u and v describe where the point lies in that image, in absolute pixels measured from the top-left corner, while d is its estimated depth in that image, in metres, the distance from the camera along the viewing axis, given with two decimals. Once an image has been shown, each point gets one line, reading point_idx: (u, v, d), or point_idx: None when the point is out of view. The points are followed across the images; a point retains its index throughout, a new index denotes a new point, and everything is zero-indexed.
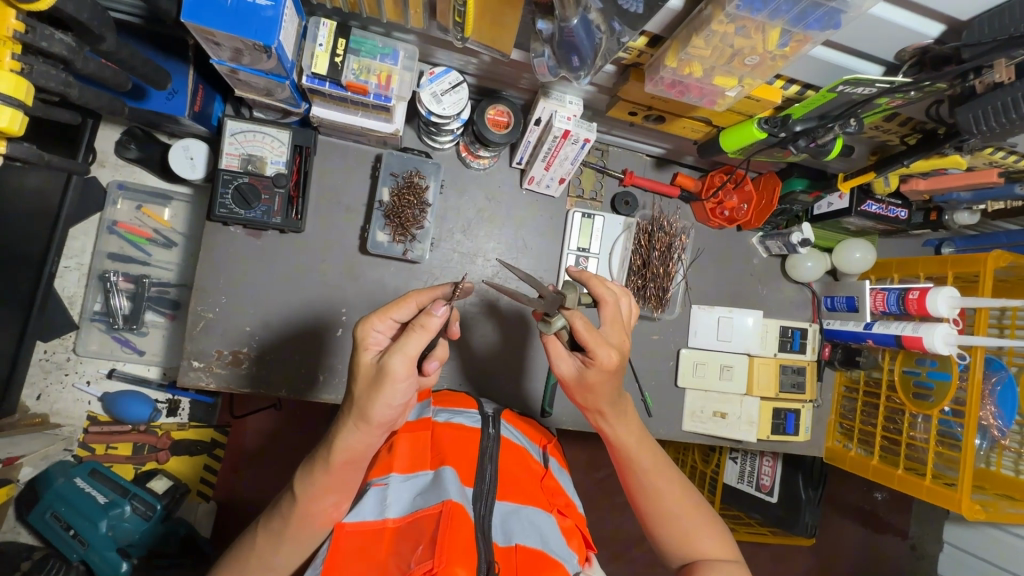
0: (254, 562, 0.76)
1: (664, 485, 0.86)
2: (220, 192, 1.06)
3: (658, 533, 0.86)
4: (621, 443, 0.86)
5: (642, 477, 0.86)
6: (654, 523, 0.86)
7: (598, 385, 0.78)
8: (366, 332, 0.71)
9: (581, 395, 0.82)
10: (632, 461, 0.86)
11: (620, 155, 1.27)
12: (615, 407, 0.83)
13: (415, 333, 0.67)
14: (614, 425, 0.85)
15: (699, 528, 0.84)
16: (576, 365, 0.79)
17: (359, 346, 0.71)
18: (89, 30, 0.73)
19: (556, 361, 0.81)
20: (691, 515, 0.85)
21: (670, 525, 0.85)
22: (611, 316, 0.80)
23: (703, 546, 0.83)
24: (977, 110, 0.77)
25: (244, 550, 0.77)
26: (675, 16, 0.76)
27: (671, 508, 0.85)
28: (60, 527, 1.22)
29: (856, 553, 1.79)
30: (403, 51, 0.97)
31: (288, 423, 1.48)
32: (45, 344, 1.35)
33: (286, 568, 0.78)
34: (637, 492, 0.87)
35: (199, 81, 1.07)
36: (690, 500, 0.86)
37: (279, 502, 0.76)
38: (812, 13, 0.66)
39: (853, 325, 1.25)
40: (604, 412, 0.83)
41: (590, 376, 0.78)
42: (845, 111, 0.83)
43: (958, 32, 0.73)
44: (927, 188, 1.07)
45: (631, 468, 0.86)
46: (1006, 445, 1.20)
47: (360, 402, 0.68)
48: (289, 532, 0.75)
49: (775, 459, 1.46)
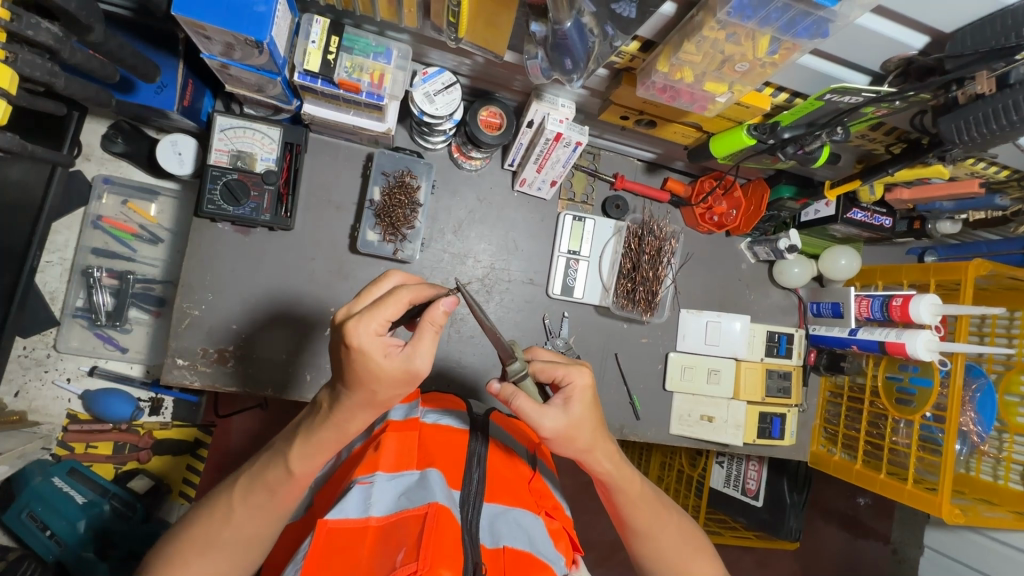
0: (227, 535, 0.75)
1: (658, 525, 0.87)
2: (208, 188, 1.05)
3: (652, 570, 0.89)
4: (616, 483, 0.84)
5: (639, 517, 0.87)
6: (648, 561, 0.89)
7: (585, 418, 0.78)
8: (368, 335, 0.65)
9: (564, 444, 0.79)
10: (631, 500, 0.86)
11: (611, 159, 1.28)
12: (603, 444, 0.81)
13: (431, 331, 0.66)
14: (609, 469, 0.83)
15: (691, 556, 0.89)
16: (560, 411, 0.77)
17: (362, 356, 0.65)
18: (77, 20, 0.73)
19: (539, 420, 0.76)
20: (685, 547, 0.89)
21: (663, 561, 0.88)
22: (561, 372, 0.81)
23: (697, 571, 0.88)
24: (960, 120, 0.79)
25: (215, 524, 0.75)
26: (668, 21, 0.78)
27: (667, 544, 0.88)
28: (36, 527, 1.21)
29: (840, 558, 1.80)
30: (397, 50, 0.97)
31: (272, 423, 1.46)
32: (25, 339, 1.33)
33: (263, 543, 0.78)
34: (633, 533, 0.88)
35: (189, 75, 1.06)
36: (681, 533, 0.89)
37: (262, 473, 0.76)
38: (801, 20, 0.67)
39: (838, 330, 1.27)
40: (595, 456, 0.81)
41: (577, 411, 0.77)
42: (832, 120, 0.85)
43: (941, 43, 0.74)
44: (911, 197, 1.09)
45: (629, 509, 0.86)
46: (985, 450, 1.24)
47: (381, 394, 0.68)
48: (270, 501, 0.75)
49: (760, 463, 1.48)
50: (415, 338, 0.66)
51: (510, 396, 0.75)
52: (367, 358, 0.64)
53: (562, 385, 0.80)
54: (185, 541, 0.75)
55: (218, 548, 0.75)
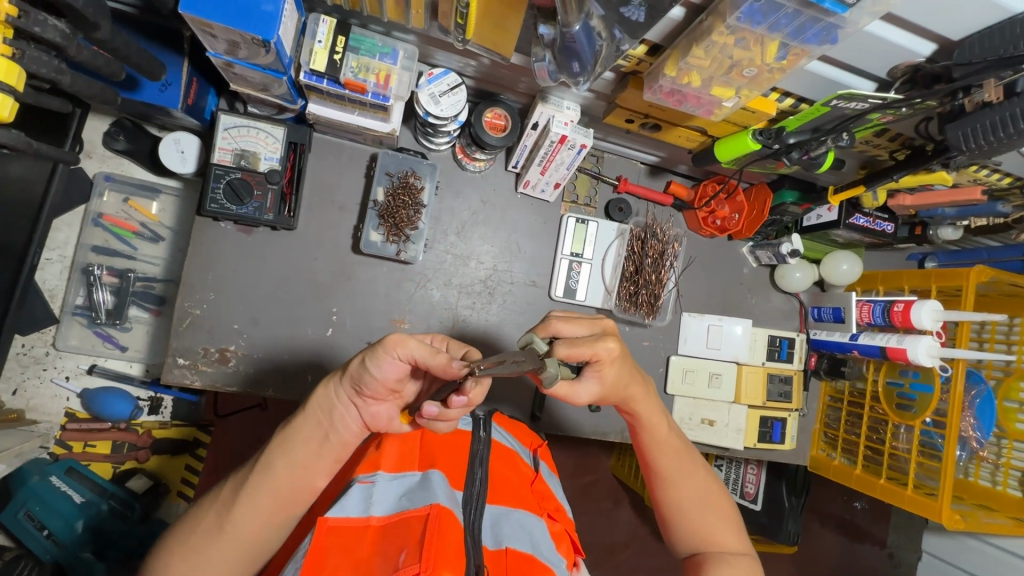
0: (207, 522, 0.74)
1: (684, 475, 0.90)
2: (211, 187, 1.04)
3: (675, 524, 0.90)
4: (647, 427, 0.89)
5: (666, 463, 0.90)
6: (671, 514, 0.90)
7: (618, 378, 0.80)
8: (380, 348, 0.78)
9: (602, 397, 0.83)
10: (659, 444, 0.90)
11: (614, 162, 1.28)
12: (638, 392, 0.85)
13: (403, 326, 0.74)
14: (643, 411, 0.87)
15: (716, 520, 0.88)
16: (593, 383, 0.78)
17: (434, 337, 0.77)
18: (84, 17, 0.72)
19: (574, 398, 0.78)
20: (708, 509, 0.89)
21: (686, 516, 0.89)
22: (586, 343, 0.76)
23: (717, 536, 0.87)
24: (966, 128, 0.79)
25: (199, 512, 0.75)
26: (676, 25, 0.78)
27: (689, 497, 0.89)
28: (34, 527, 1.19)
29: (837, 562, 1.81)
30: (403, 51, 0.96)
31: (271, 423, 1.45)
32: (24, 337, 1.32)
33: (249, 542, 0.74)
34: (659, 480, 0.91)
35: (193, 73, 1.05)
36: (706, 490, 0.90)
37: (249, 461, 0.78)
38: (810, 27, 0.68)
39: (839, 335, 1.27)
40: (630, 401, 0.85)
41: (610, 375, 0.79)
42: (837, 126, 0.85)
43: (949, 51, 0.75)
44: (913, 203, 1.10)
45: (656, 452, 0.90)
46: (984, 455, 1.25)
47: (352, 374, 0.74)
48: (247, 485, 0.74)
49: (759, 467, 1.48)
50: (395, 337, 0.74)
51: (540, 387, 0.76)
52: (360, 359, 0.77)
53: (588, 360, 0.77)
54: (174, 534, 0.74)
55: (200, 538, 0.73)
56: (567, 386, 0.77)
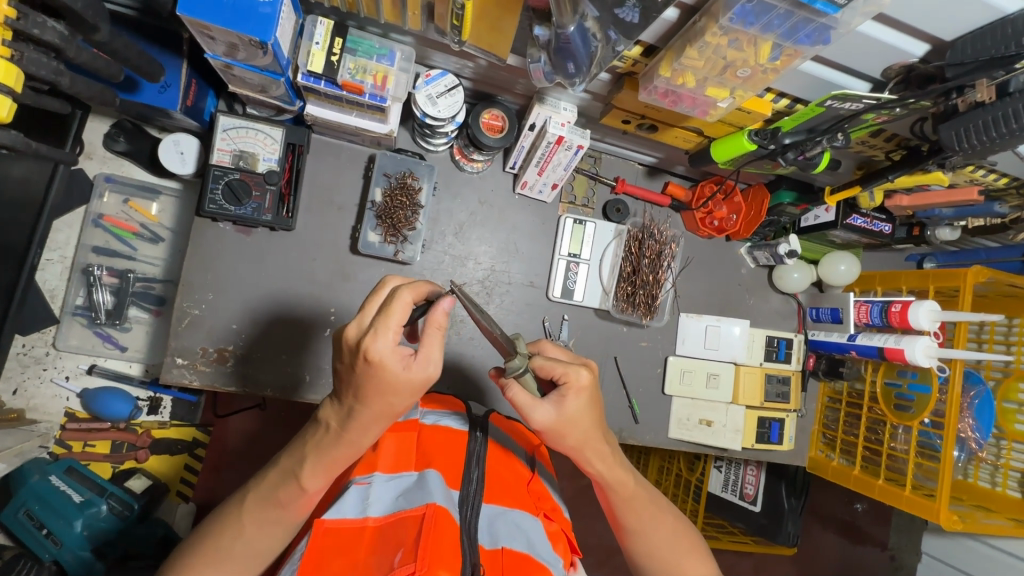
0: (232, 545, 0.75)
1: (655, 523, 0.88)
2: (210, 188, 1.05)
3: (645, 567, 0.88)
4: (609, 484, 0.85)
5: (633, 516, 0.87)
6: (641, 558, 0.89)
7: (580, 415, 0.79)
8: (388, 347, 0.65)
9: (556, 436, 0.80)
10: (626, 499, 0.87)
11: (612, 163, 1.29)
12: (597, 445, 0.82)
13: (435, 333, 0.67)
14: (605, 467, 0.84)
15: (688, 559, 0.88)
16: (553, 408, 0.77)
17: (386, 370, 0.65)
18: (83, 19, 0.73)
19: (531, 412, 0.77)
20: (680, 548, 0.88)
21: (657, 560, 0.87)
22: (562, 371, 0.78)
23: (691, 569, 0.87)
24: (960, 128, 0.79)
25: (221, 530, 0.77)
26: (670, 26, 0.78)
27: (662, 543, 0.87)
28: (33, 526, 1.20)
29: (838, 564, 1.80)
30: (400, 52, 0.97)
31: (270, 425, 1.46)
32: (24, 337, 1.33)
33: (265, 551, 0.78)
34: (627, 531, 0.88)
35: (192, 75, 1.06)
36: (676, 532, 0.89)
37: (265, 484, 0.77)
38: (803, 27, 0.68)
39: (837, 336, 1.27)
40: (588, 452, 0.82)
41: (571, 408, 0.78)
42: (832, 126, 0.85)
43: (943, 52, 0.75)
44: (911, 204, 1.09)
45: (623, 508, 0.87)
46: (983, 457, 1.24)
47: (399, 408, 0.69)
48: (277, 512, 0.76)
49: (759, 468, 1.48)
50: (424, 347, 0.67)
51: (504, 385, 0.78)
52: (384, 368, 0.65)
53: (558, 383, 0.79)
54: (194, 553, 0.75)
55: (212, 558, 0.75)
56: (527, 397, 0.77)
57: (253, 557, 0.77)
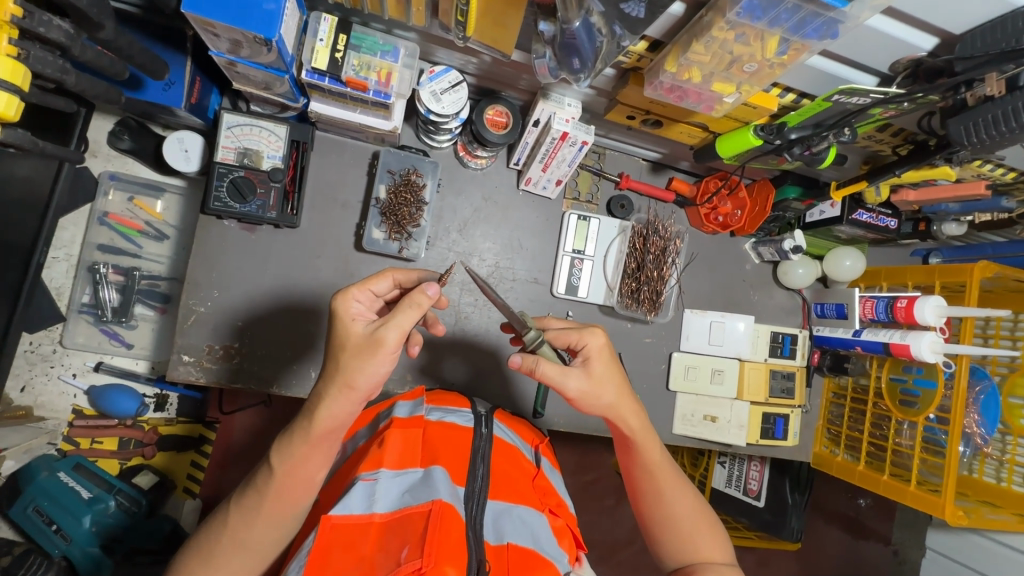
0: (226, 541, 0.74)
1: (675, 491, 0.88)
2: (215, 185, 1.05)
3: (661, 538, 0.88)
4: (637, 445, 0.86)
5: (654, 482, 0.88)
6: (658, 528, 0.89)
7: (608, 375, 0.82)
8: (349, 302, 0.75)
9: (586, 405, 0.82)
10: (649, 465, 0.87)
11: (616, 158, 1.28)
12: (629, 404, 0.84)
13: (411, 308, 0.70)
14: (635, 427, 0.85)
15: (702, 533, 0.87)
16: (581, 371, 0.80)
17: (341, 316, 0.74)
18: (88, 17, 0.73)
19: (562, 382, 0.79)
20: (695, 523, 0.88)
21: (672, 530, 0.87)
22: (578, 337, 0.83)
23: (704, 545, 0.87)
24: (968, 122, 0.79)
25: (215, 528, 0.75)
26: (677, 21, 0.78)
27: (679, 514, 0.88)
28: (42, 522, 1.21)
29: (841, 559, 1.81)
30: (404, 49, 0.96)
31: (274, 420, 1.47)
32: (31, 335, 1.33)
33: (262, 549, 0.76)
34: (646, 498, 0.89)
35: (196, 72, 1.07)
36: (692, 505, 0.89)
37: (255, 475, 0.76)
38: (811, 22, 0.67)
39: (841, 331, 1.27)
40: (619, 412, 0.83)
41: (597, 369, 0.81)
42: (839, 121, 0.85)
43: (951, 45, 0.74)
44: (917, 199, 1.09)
45: (644, 471, 0.88)
46: (988, 452, 1.24)
47: (347, 367, 0.70)
48: (261, 501, 0.74)
49: (762, 464, 1.48)
50: (390, 313, 0.71)
51: (533, 366, 0.77)
52: (338, 317, 0.74)
53: (578, 351, 0.83)
54: (192, 550, 0.75)
55: (208, 555, 0.74)
56: (555, 370, 0.79)
57: (251, 558, 0.75)
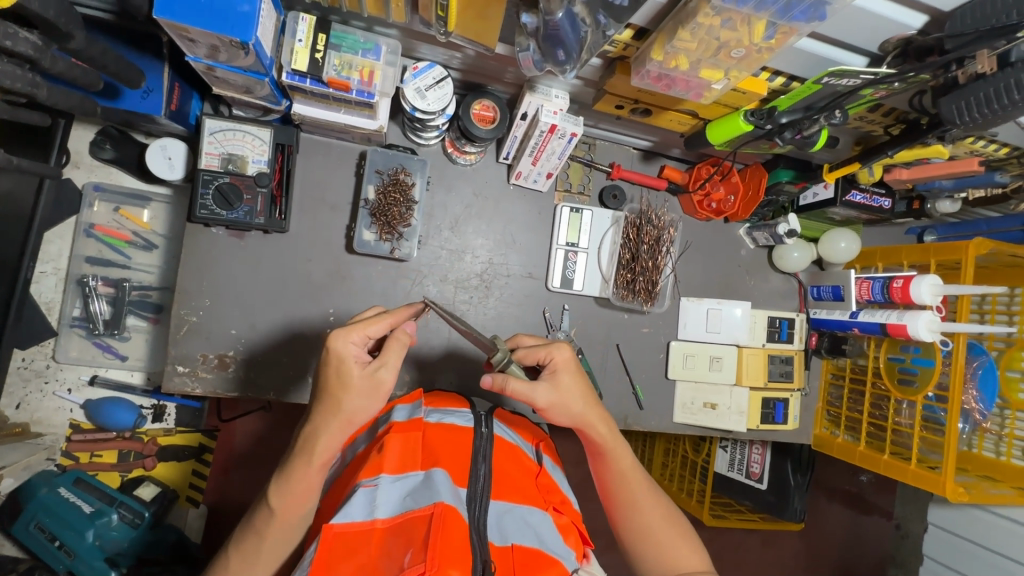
0: (235, 562, 0.76)
1: (646, 498, 0.88)
2: (200, 193, 1.04)
3: (635, 548, 0.86)
4: (606, 451, 0.87)
5: (626, 488, 0.88)
6: (631, 538, 0.87)
7: (574, 387, 0.83)
8: (348, 345, 0.73)
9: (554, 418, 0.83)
10: (620, 471, 0.88)
11: (607, 148, 1.27)
12: (595, 413, 0.85)
13: (397, 345, 0.76)
14: (602, 432, 0.86)
15: (676, 540, 0.85)
16: (548, 385, 0.81)
17: (341, 359, 0.72)
18: (55, 27, 0.71)
19: (530, 395, 0.80)
20: (669, 531, 0.86)
21: (646, 538, 0.85)
22: (545, 351, 0.84)
23: (679, 554, 0.84)
24: (960, 101, 0.78)
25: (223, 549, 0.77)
26: (661, 9, 0.76)
27: (651, 521, 0.86)
28: (45, 539, 1.20)
29: (845, 535, 1.82)
30: (386, 46, 0.94)
31: (275, 425, 1.46)
32: (23, 352, 1.32)
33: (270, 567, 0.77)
34: (619, 505, 0.88)
35: (175, 78, 1.04)
36: (664, 513, 0.88)
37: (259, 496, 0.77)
38: (798, 4, 0.66)
39: (839, 313, 1.26)
40: (587, 419, 0.85)
41: (564, 382, 0.82)
42: (831, 103, 0.84)
43: (941, 22, 0.73)
44: (910, 178, 1.08)
45: (615, 478, 0.88)
46: (987, 427, 1.24)
47: (349, 408, 0.72)
48: (266, 522, 0.75)
49: (764, 447, 1.48)
50: (383, 353, 0.74)
51: (503, 384, 0.80)
52: (340, 360, 0.72)
53: (545, 364, 0.84)
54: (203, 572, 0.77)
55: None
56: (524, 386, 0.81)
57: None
